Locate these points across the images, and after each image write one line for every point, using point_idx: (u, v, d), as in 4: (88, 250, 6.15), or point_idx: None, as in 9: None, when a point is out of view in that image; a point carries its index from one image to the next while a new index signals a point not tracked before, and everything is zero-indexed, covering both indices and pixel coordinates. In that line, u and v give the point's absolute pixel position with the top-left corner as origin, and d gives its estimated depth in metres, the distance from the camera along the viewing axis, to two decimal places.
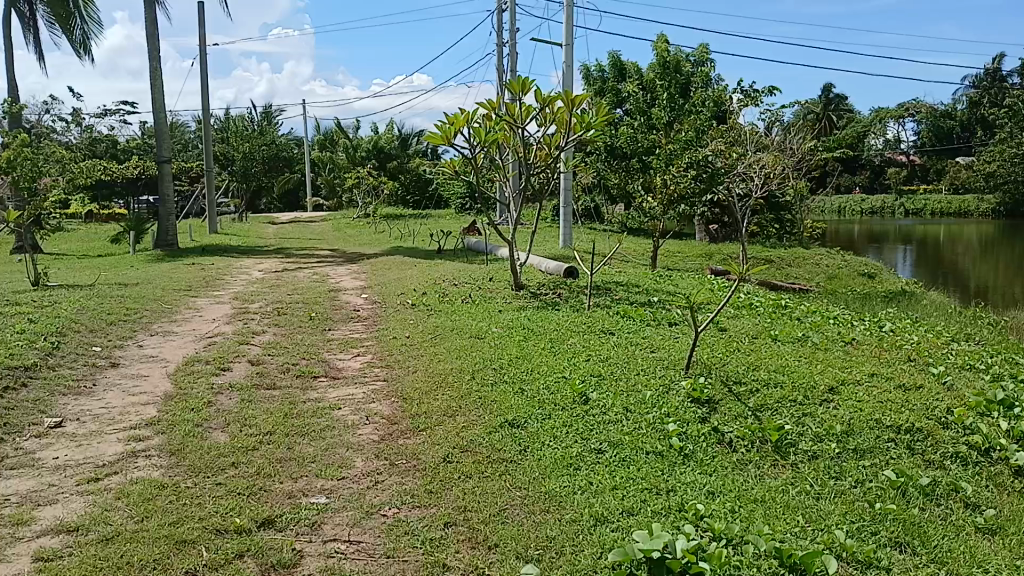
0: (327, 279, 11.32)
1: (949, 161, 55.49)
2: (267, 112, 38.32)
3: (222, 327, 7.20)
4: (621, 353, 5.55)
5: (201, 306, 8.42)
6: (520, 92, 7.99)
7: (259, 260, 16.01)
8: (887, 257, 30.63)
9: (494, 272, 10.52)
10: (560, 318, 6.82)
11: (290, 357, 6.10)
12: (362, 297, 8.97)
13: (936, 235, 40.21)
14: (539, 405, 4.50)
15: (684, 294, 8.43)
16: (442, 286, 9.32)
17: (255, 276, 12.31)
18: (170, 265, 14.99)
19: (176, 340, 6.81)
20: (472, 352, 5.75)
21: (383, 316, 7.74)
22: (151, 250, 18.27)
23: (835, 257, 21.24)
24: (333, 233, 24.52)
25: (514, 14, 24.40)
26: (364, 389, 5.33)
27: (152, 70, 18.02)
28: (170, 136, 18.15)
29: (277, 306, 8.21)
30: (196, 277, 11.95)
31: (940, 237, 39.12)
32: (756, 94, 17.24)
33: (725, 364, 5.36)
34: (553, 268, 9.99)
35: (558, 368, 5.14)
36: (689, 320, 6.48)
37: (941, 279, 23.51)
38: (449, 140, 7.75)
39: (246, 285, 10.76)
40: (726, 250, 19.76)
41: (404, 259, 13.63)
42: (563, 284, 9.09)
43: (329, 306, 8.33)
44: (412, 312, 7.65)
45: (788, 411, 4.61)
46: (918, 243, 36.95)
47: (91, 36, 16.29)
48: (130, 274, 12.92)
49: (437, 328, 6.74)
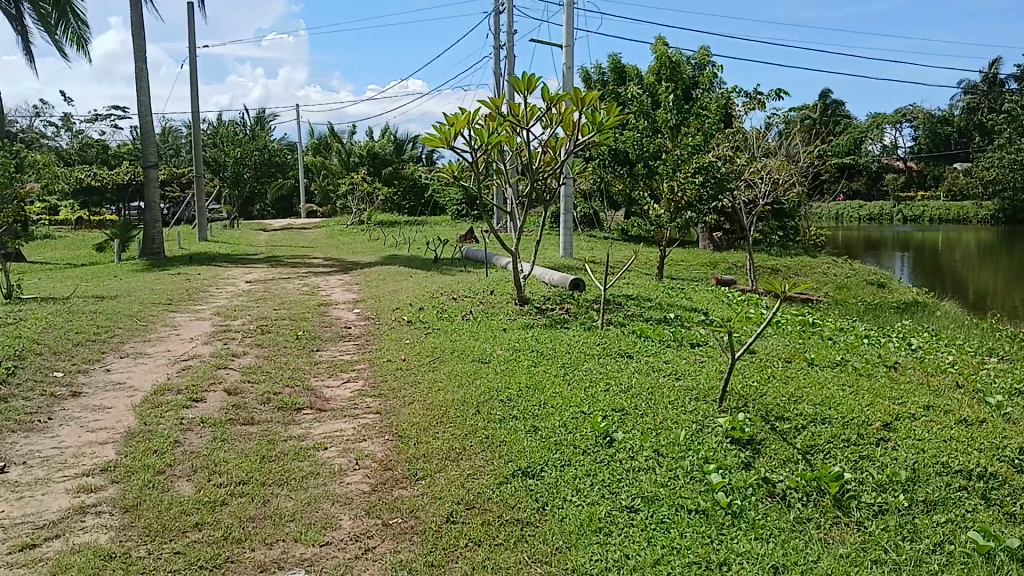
0: (318, 292, 10.72)
1: (947, 167, 55.08)
2: (259, 117, 37.70)
3: (201, 347, 6.58)
4: (643, 382, 4.94)
5: (180, 323, 7.80)
6: (526, 91, 7.40)
7: (249, 269, 15.38)
8: (887, 264, 30.10)
9: (495, 284, 9.90)
10: (571, 338, 6.21)
11: (272, 385, 5.48)
12: (353, 313, 8.35)
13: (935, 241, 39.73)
14: (556, 447, 3.88)
15: (701, 309, 7.84)
16: (441, 300, 8.69)
17: (242, 287, 11.70)
18: (154, 275, 14.37)
19: (148, 364, 6.18)
20: (476, 380, 5.13)
21: (376, 335, 7.12)
22: (137, 259, 17.63)
23: (842, 265, 20.69)
24: (327, 241, 23.90)
25: (511, 17, 23.91)
26: (353, 424, 4.71)
27: (138, 73, 17.41)
28: (156, 141, 17.55)
29: (261, 324, 7.58)
30: (180, 289, 11.35)
31: (939, 244, 38.58)
32: (762, 97, 16.67)
33: (763, 395, 4.75)
34: (558, 280, 9.38)
35: (575, 401, 4.51)
36: (714, 342, 5.86)
37: (943, 287, 22.98)
38: (449, 143, 7.15)
39: (232, 298, 10.14)
40: (731, 259, 19.20)
41: (399, 270, 13.02)
42: (569, 298, 8.47)
43: (318, 323, 7.70)
44: (408, 331, 7.03)
45: (842, 455, 4.01)
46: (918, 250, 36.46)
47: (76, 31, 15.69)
48: (112, 286, 12.30)
49: (435, 350, 6.13)
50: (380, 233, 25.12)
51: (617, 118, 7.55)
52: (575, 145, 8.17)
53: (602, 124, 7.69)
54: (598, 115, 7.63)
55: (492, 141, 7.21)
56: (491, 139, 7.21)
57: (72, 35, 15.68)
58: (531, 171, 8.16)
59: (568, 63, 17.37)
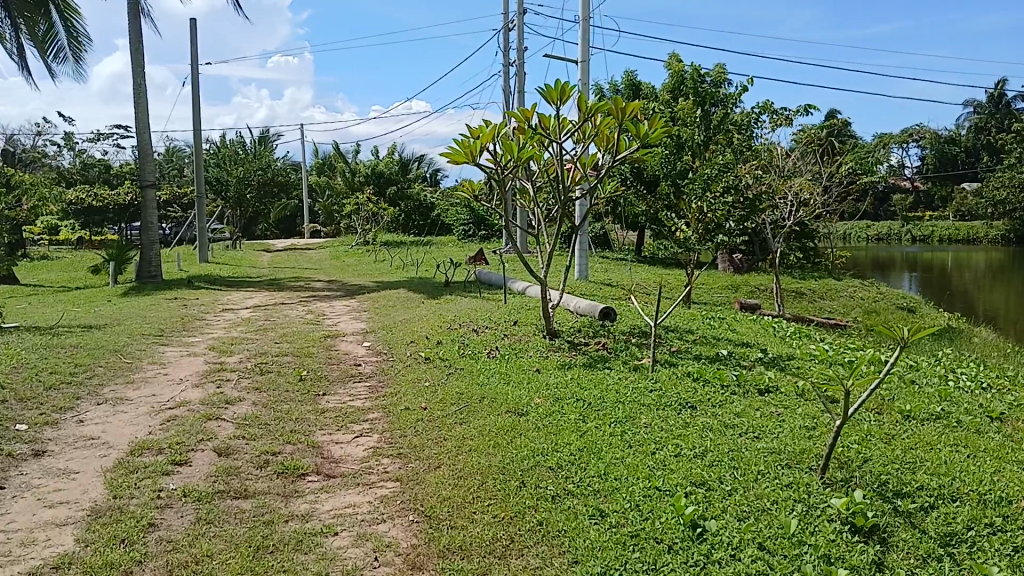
0: (323, 320, 9.90)
1: (955, 187, 54.31)
2: (262, 136, 37.01)
3: (192, 392, 5.72)
4: (720, 443, 4.10)
5: (171, 360, 6.95)
6: (559, 102, 6.58)
7: (249, 293, 14.56)
8: (899, 285, 29.24)
9: (518, 312, 9.08)
10: (617, 381, 5.34)
11: (271, 442, 4.61)
12: (362, 347, 7.49)
13: (945, 261, 38.94)
14: (634, 543, 3.03)
15: (757, 345, 6.97)
16: (460, 331, 7.84)
17: (241, 315, 10.86)
18: (150, 300, 13.57)
19: (128, 412, 5.32)
20: (519, 437, 4.27)
21: (391, 375, 6.26)
22: (133, 283, 16.82)
23: (868, 288, 19.91)
24: (332, 262, 23.14)
25: (521, 34, 23.25)
26: (368, 497, 3.84)
27: (135, 88, 16.70)
28: (154, 159, 16.80)
29: (261, 359, 6.76)
30: (173, 317, 10.53)
31: (946, 265, 37.91)
32: (789, 113, 15.88)
33: (866, 466, 3.90)
34: (585, 307, 8.55)
35: (645, 473, 3.65)
36: (787, 393, 5.00)
37: (961, 308, 22.18)
38: (474, 159, 6.36)
39: (230, 328, 9.31)
40: (754, 282, 18.44)
41: (409, 295, 12.21)
42: (603, 331, 7.62)
43: (324, 360, 6.83)
44: (427, 370, 6.18)
45: (993, 552, 3.16)
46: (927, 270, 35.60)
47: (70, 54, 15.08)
48: (102, 314, 11.48)
49: (461, 397, 5.25)
50: (386, 253, 24.32)
51: (661, 132, 6.64)
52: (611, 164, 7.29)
53: (644, 140, 6.76)
54: (639, 128, 6.71)
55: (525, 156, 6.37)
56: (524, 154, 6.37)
57: (60, 50, 14.97)
58: (563, 193, 7.30)
59: (582, 79, 16.63)
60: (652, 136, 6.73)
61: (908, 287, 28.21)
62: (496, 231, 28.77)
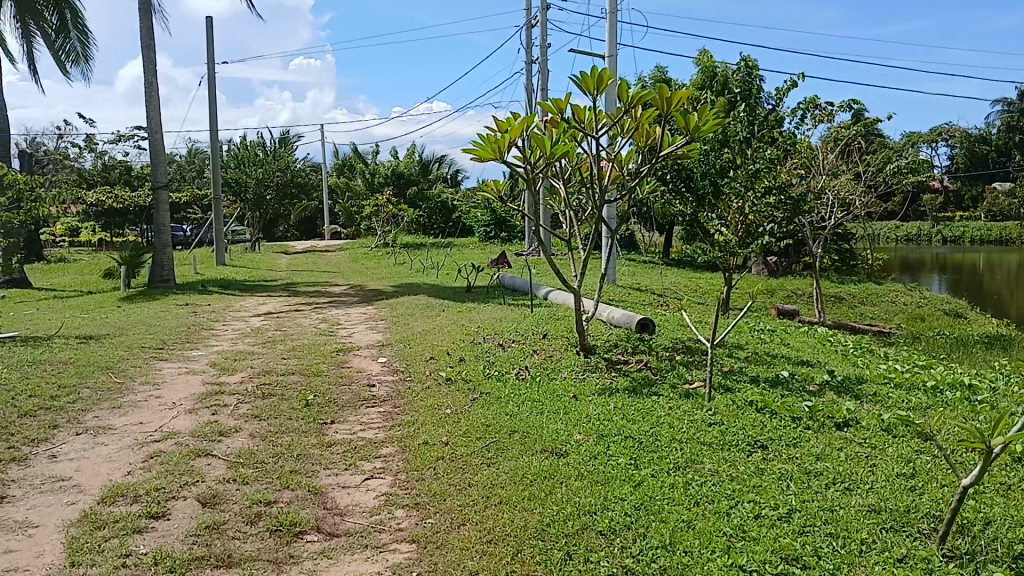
0: (338, 330, 9.26)
1: (986, 187, 52.88)
2: (282, 137, 36.57)
3: (184, 420, 5.04)
4: (808, 501, 3.41)
5: (168, 379, 6.29)
6: (597, 91, 5.79)
7: (263, 299, 13.96)
8: (933, 287, 28.20)
9: (547, 323, 8.36)
10: (670, 411, 4.62)
11: (265, 488, 3.91)
12: (378, 364, 6.79)
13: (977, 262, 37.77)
14: None
15: (819, 365, 6.21)
16: (484, 345, 7.13)
17: (252, 324, 10.21)
18: (159, 307, 12.99)
19: (108, 446, 4.64)
20: (562, 487, 3.57)
21: (409, 398, 5.55)
22: (144, 288, 16.27)
23: (910, 293, 18.99)
24: (350, 265, 22.55)
25: (544, 31, 22.58)
26: (378, 566, 3.13)
27: (147, 87, 16.15)
28: (167, 160, 16.25)
29: (265, 379, 6.09)
30: (180, 327, 9.92)
31: (977, 265, 36.89)
32: (830, 110, 15.01)
33: (994, 531, 3.17)
34: (620, 319, 7.85)
35: (725, 545, 2.94)
36: (873, 436, 4.27)
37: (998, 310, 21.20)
38: (501, 157, 5.64)
39: (238, 339, 8.67)
40: (790, 287, 17.63)
41: (429, 302, 11.55)
42: (643, 347, 6.89)
43: (335, 380, 6.14)
44: (449, 394, 5.47)
45: None
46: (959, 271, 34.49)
47: (74, 50, 14.42)
48: (107, 322, 10.91)
49: (488, 429, 4.53)
50: (406, 256, 23.72)
51: (710, 125, 5.80)
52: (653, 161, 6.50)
53: (691, 134, 5.91)
54: (685, 121, 5.88)
55: (559, 154, 5.63)
56: (558, 151, 5.61)
57: (68, 48, 14.35)
58: (598, 196, 6.56)
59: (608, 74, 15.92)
60: (699, 130, 5.88)
61: (940, 288, 27.27)
62: (518, 233, 28.10)
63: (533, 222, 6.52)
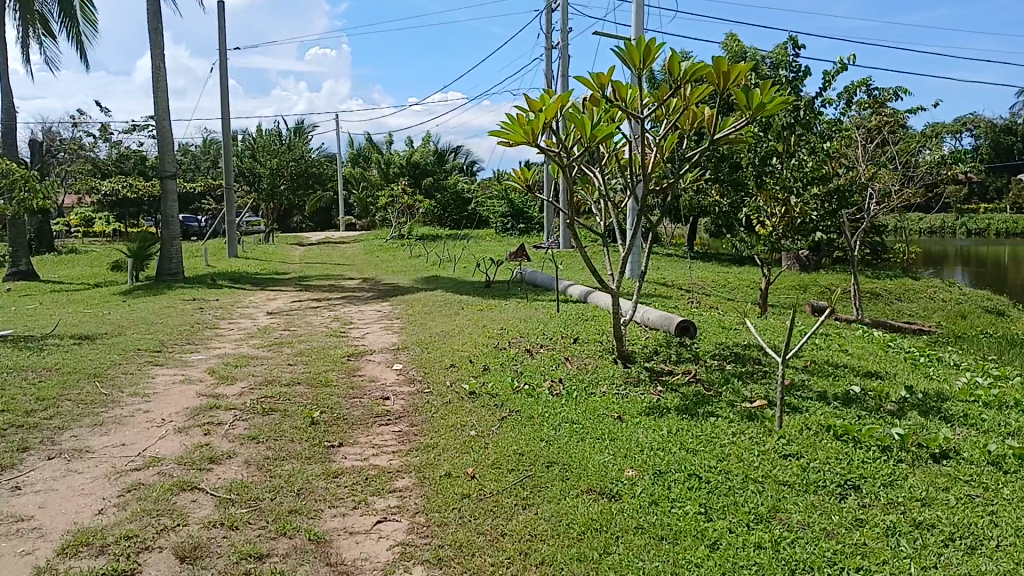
0: (351, 330, 8.63)
1: (1011, 179, 51.58)
2: (296, 127, 36.06)
3: (171, 443, 4.40)
4: (929, 568, 2.72)
5: (161, 389, 5.65)
6: (643, 65, 5.11)
7: (274, 294, 13.39)
8: (964, 280, 27.28)
9: (579, 325, 7.69)
10: (737, 440, 3.93)
11: (258, 536, 3.26)
12: (393, 371, 6.13)
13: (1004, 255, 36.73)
14: None
15: (891, 379, 5.51)
16: (509, 350, 6.46)
17: (259, 322, 9.60)
18: (166, 303, 12.42)
19: (81, 475, 4.01)
20: (619, 545, 2.89)
21: (428, 414, 4.88)
22: (153, 281, 15.71)
23: (948, 289, 18.17)
24: (366, 257, 21.96)
25: (565, 17, 21.88)
26: None
27: (154, 73, 15.56)
28: (175, 149, 15.65)
29: (267, 390, 5.45)
30: (184, 325, 9.31)
31: (1002, 258, 35.83)
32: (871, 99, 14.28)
33: None
34: (656, 320, 7.27)
35: None
36: (985, 479, 3.56)
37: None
38: (534, 141, 4.96)
39: (243, 340, 8.06)
40: (823, 282, 16.90)
41: (448, 299, 10.93)
42: (687, 354, 6.20)
43: (345, 392, 5.48)
44: (477, 410, 4.80)
45: None
46: (986, 264, 33.46)
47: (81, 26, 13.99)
48: (109, 320, 10.34)
49: (522, 458, 3.86)
50: (422, 248, 23.11)
51: (776, 103, 5.02)
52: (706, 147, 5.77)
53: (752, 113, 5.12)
54: (746, 99, 5.11)
55: (602, 136, 4.90)
56: (600, 132, 4.89)
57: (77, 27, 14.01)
58: (645, 187, 5.84)
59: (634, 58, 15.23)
60: (763, 107, 5.11)
61: (970, 283, 26.34)
62: (536, 225, 27.43)
63: (569, 219, 5.81)
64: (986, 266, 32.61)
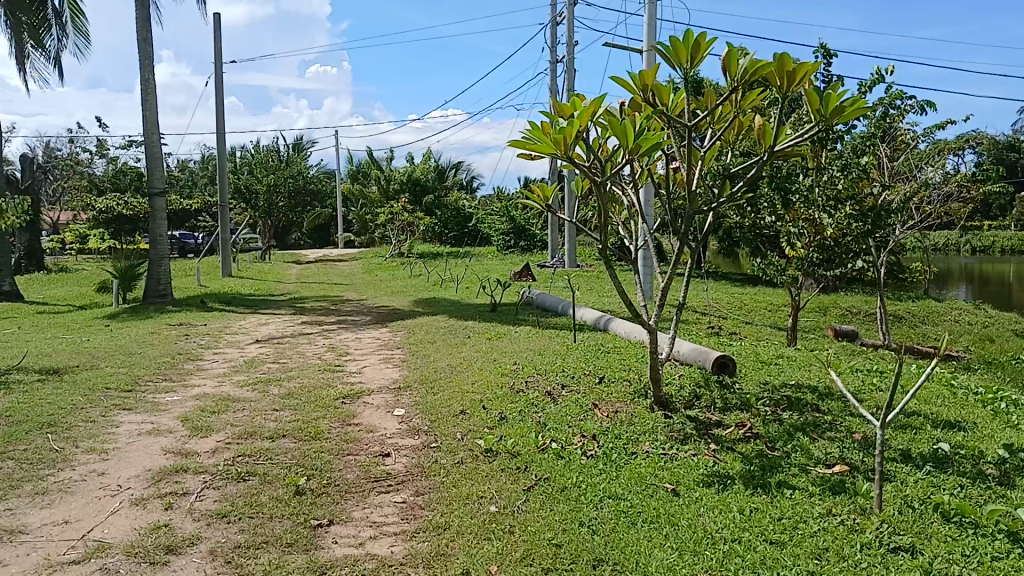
0: (348, 362, 7.85)
1: (1016, 196, 51.06)
2: (295, 143, 35.42)
3: (124, 523, 3.58)
4: None
5: (122, 443, 4.82)
6: (690, 64, 4.33)
7: (266, 319, 12.60)
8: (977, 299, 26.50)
9: (601, 359, 6.89)
10: (828, 530, 3.14)
11: None
12: (394, 418, 5.33)
13: (1011, 273, 36.05)
14: None
15: (978, 434, 4.74)
16: (526, 392, 5.64)
17: (248, 352, 8.80)
18: (150, 329, 11.63)
19: (5, 568, 3.19)
20: None
21: (437, 478, 4.07)
22: (139, 303, 14.89)
23: (973, 311, 17.43)
24: (364, 277, 21.22)
25: (570, 30, 21.28)
26: None
27: (143, 84, 14.83)
28: (164, 165, 14.91)
29: (247, 446, 4.64)
30: (165, 356, 8.51)
31: (1007, 275, 35.26)
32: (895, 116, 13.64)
33: None
34: (690, 354, 6.50)
35: None
36: None
37: None
38: (565, 153, 4.15)
39: (228, 375, 7.25)
40: (843, 304, 16.16)
41: (451, 325, 10.16)
42: (732, 397, 5.42)
43: (338, 447, 4.66)
44: (496, 475, 3.98)
45: None
46: (996, 282, 32.75)
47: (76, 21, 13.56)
48: (86, 349, 9.54)
49: (561, 551, 3.06)
50: (422, 266, 22.37)
51: (856, 108, 4.02)
52: (759, 162, 4.93)
53: (823, 122, 4.12)
54: (816, 100, 4.08)
55: (644, 148, 4.07)
56: (643, 143, 4.07)
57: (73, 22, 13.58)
58: (691, 211, 4.98)
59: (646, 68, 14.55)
60: (840, 113, 4.05)
61: (984, 302, 25.59)
62: (539, 243, 26.74)
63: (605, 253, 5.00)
64: (988, 283, 31.94)
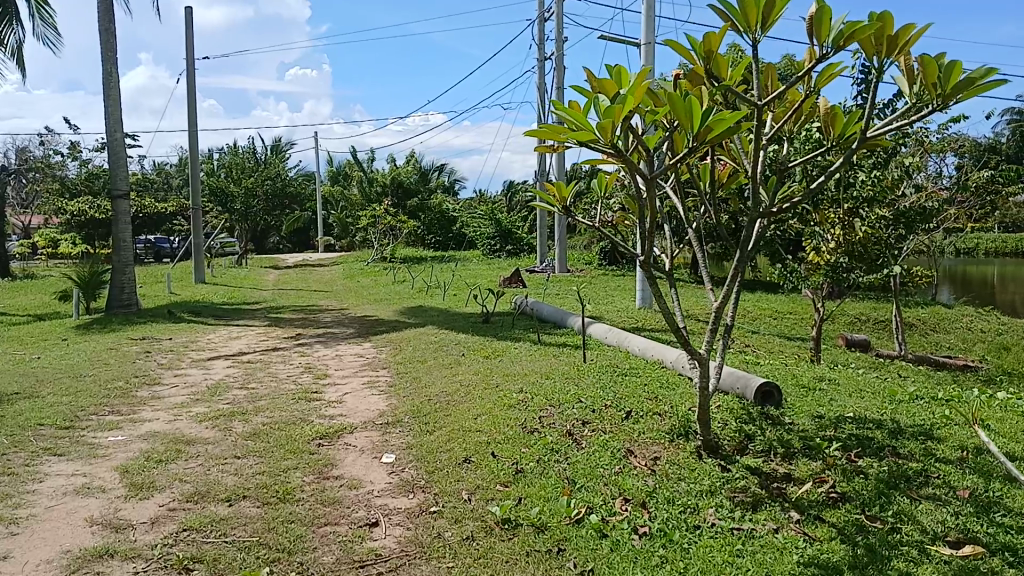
0: (327, 386, 6.88)
1: None
2: (273, 145, 34.33)
3: None
4: None
5: (39, 510, 3.79)
6: (760, 29, 3.40)
7: (237, 331, 11.56)
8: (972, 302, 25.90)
9: (621, 386, 5.95)
10: None
11: None
12: (382, 467, 4.36)
13: (996, 275, 35.70)
14: None
15: None
16: (540, 433, 4.66)
17: (213, 374, 7.79)
18: (108, 343, 10.55)
19: None
20: None
21: (442, 564, 3.10)
22: (101, 314, 13.76)
23: (982, 316, 16.72)
24: (345, 282, 20.19)
25: (560, 27, 20.39)
26: None
27: (105, 78, 13.76)
28: (128, 165, 13.83)
29: (197, 513, 3.65)
30: (117, 380, 7.47)
31: (990, 277, 34.90)
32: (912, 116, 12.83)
33: None
34: (727, 379, 5.60)
35: None
36: None
37: None
38: (610, 140, 3.16)
39: (185, 404, 6.25)
40: (847, 311, 15.38)
41: (440, 340, 9.20)
42: (788, 437, 4.51)
43: (314, 513, 3.67)
44: (522, 563, 3.02)
45: None
46: (986, 284, 32.21)
47: (41, 14, 12.55)
48: (30, 370, 8.46)
49: None
50: (406, 271, 21.41)
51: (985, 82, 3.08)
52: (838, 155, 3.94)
53: (937, 100, 3.20)
54: (931, 71, 3.14)
55: (715, 133, 3.06)
56: (714, 126, 3.05)
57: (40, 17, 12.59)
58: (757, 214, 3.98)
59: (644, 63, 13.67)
60: (963, 89, 3.11)
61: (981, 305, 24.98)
62: (525, 246, 25.85)
63: (646, 272, 3.97)
64: (972, 285, 31.41)
